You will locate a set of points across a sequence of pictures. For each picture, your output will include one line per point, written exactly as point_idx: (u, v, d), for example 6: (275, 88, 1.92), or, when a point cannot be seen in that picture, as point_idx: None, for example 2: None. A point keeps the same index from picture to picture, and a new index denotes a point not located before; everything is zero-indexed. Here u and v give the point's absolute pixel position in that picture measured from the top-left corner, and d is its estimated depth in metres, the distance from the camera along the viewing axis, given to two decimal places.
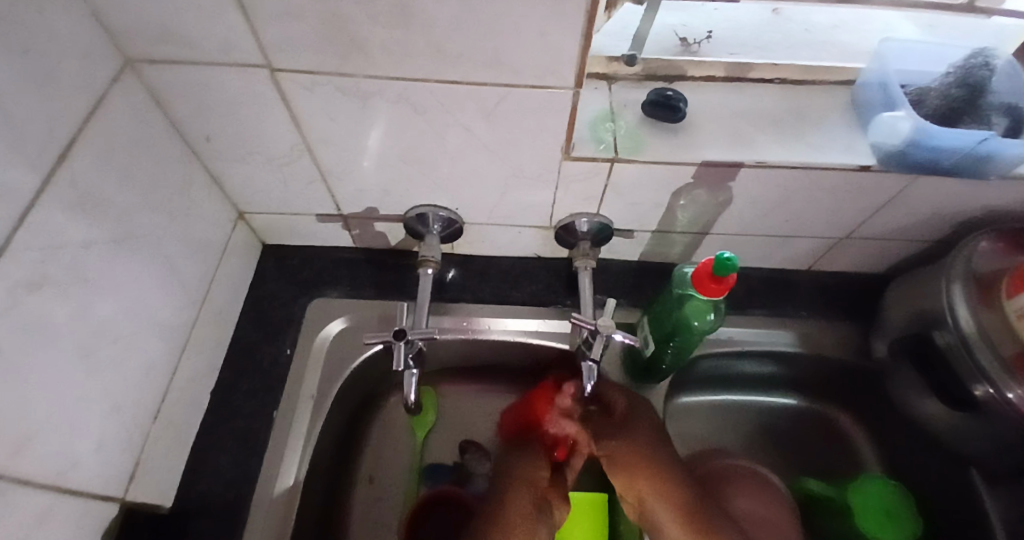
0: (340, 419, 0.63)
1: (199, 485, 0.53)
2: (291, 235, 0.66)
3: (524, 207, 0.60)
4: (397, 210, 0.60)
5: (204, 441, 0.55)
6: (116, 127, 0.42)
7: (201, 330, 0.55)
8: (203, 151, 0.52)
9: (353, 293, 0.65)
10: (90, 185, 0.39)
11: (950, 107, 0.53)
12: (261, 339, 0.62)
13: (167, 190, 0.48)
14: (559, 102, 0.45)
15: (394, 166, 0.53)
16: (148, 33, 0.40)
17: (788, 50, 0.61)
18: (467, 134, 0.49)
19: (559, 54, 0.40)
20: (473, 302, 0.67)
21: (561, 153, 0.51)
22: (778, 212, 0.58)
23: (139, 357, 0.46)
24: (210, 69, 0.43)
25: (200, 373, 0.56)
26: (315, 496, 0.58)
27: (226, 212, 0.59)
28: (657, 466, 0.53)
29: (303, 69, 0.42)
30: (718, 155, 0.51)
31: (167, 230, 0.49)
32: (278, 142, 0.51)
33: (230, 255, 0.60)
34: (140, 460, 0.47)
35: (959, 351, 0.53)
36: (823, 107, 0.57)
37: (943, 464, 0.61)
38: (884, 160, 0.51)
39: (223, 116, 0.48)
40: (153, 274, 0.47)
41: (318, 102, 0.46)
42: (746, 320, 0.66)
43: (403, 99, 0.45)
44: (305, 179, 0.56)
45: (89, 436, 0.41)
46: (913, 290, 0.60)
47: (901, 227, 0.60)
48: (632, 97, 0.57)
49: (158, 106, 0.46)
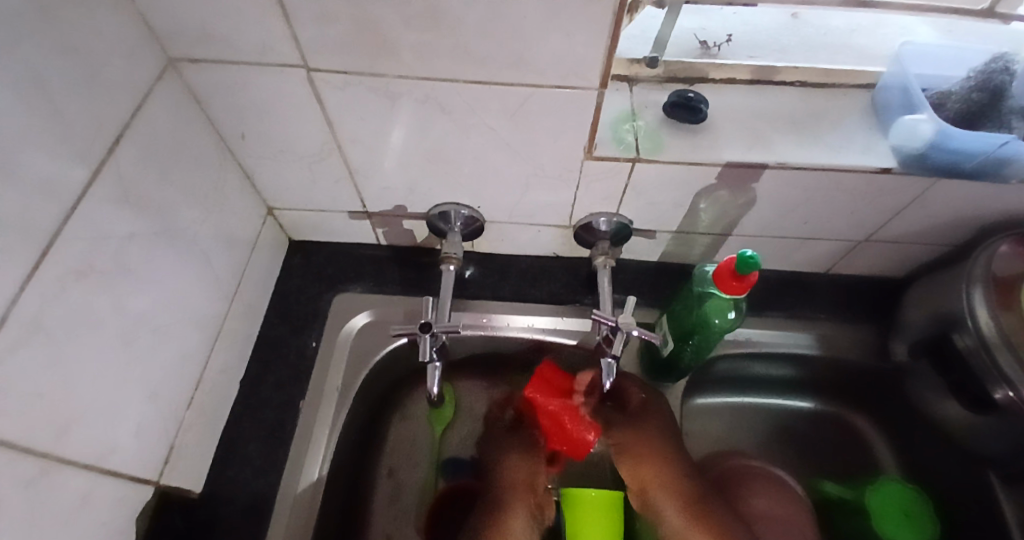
0: (362, 411, 0.64)
1: (227, 473, 0.55)
2: (316, 232, 0.68)
3: (545, 206, 0.61)
4: (420, 208, 0.62)
5: (233, 429, 0.57)
6: (158, 124, 0.44)
7: (231, 322, 0.57)
8: (237, 148, 0.54)
9: (376, 289, 0.67)
10: (133, 179, 0.41)
11: (970, 110, 0.53)
12: (287, 332, 0.63)
13: (203, 185, 0.50)
14: (583, 102, 0.46)
15: (420, 164, 0.55)
16: (191, 34, 0.42)
17: (808, 53, 0.62)
18: (493, 133, 0.50)
19: (584, 56, 0.41)
20: (492, 300, 0.68)
21: (584, 153, 0.52)
22: (797, 214, 0.59)
23: (174, 346, 0.48)
24: (247, 69, 0.45)
25: (230, 364, 0.57)
26: (338, 486, 0.59)
27: (256, 208, 0.60)
28: (658, 453, 0.58)
29: (337, 69, 0.44)
30: (738, 156, 0.52)
31: (203, 224, 0.51)
32: (308, 140, 0.52)
33: (259, 250, 0.62)
34: (173, 445, 0.49)
35: (980, 353, 0.53)
36: (843, 109, 0.57)
37: (962, 467, 0.61)
38: (906, 162, 0.52)
39: (257, 115, 0.50)
40: (188, 266, 0.49)
41: (349, 102, 0.47)
42: (763, 321, 0.67)
43: (431, 99, 0.46)
44: (333, 177, 0.57)
45: (128, 419, 0.43)
46: (933, 293, 0.60)
47: (921, 229, 0.60)
48: (653, 99, 0.58)
49: (196, 105, 0.48)
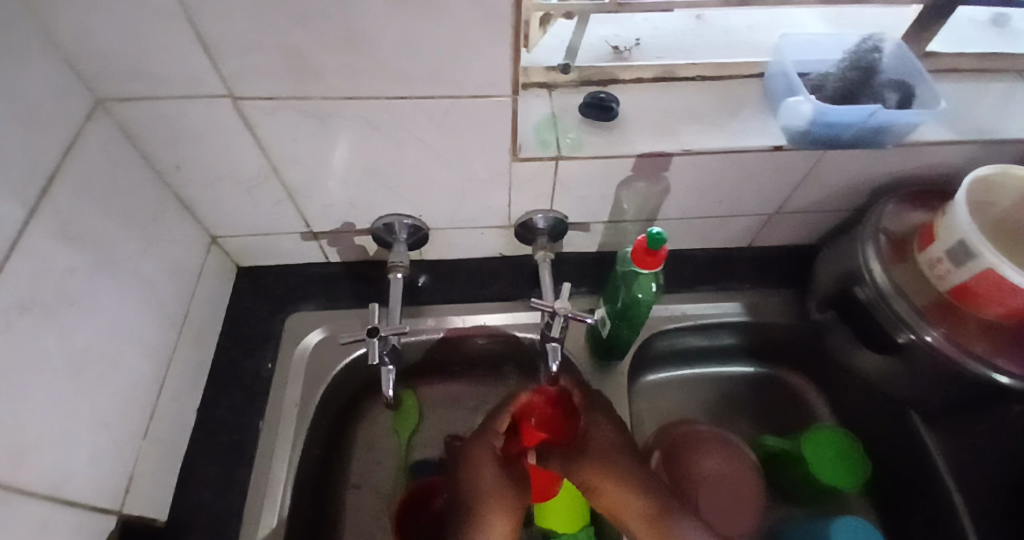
0: (324, 425, 0.65)
1: (191, 499, 0.55)
2: (263, 255, 0.69)
3: (482, 210, 0.65)
4: (364, 222, 0.65)
5: (195, 455, 0.58)
6: (91, 160, 0.45)
7: (182, 351, 0.58)
8: (173, 180, 0.55)
9: (328, 305, 0.69)
10: (71, 216, 0.42)
11: (846, 89, 0.59)
12: (242, 356, 0.64)
13: (141, 217, 0.52)
14: (500, 108, 0.50)
15: (356, 180, 0.57)
16: (119, 73, 0.44)
17: (710, 51, 0.68)
18: (422, 144, 0.53)
19: (495, 67, 0.45)
20: (444, 304, 0.72)
21: (510, 155, 0.56)
22: (711, 195, 0.64)
23: (124, 376, 0.49)
24: (176, 103, 0.47)
25: (184, 391, 0.58)
26: (305, 500, 0.60)
27: (198, 238, 0.62)
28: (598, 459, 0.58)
29: (264, 96, 0.46)
30: (650, 147, 0.57)
31: (145, 255, 0.52)
32: (244, 167, 0.54)
33: (207, 278, 0.63)
34: (133, 473, 0.50)
35: (880, 302, 0.59)
36: (740, 98, 0.63)
37: (887, 410, 0.67)
38: (793, 140, 0.58)
39: (190, 146, 0.52)
40: (134, 297, 0.50)
41: (281, 126, 0.50)
42: (696, 295, 0.73)
43: (357, 117, 0.49)
44: (273, 200, 0.59)
45: (83, 451, 0.44)
46: (838, 253, 0.66)
47: (821, 199, 0.67)
48: (571, 102, 0.62)
49: (128, 140, 0.50)
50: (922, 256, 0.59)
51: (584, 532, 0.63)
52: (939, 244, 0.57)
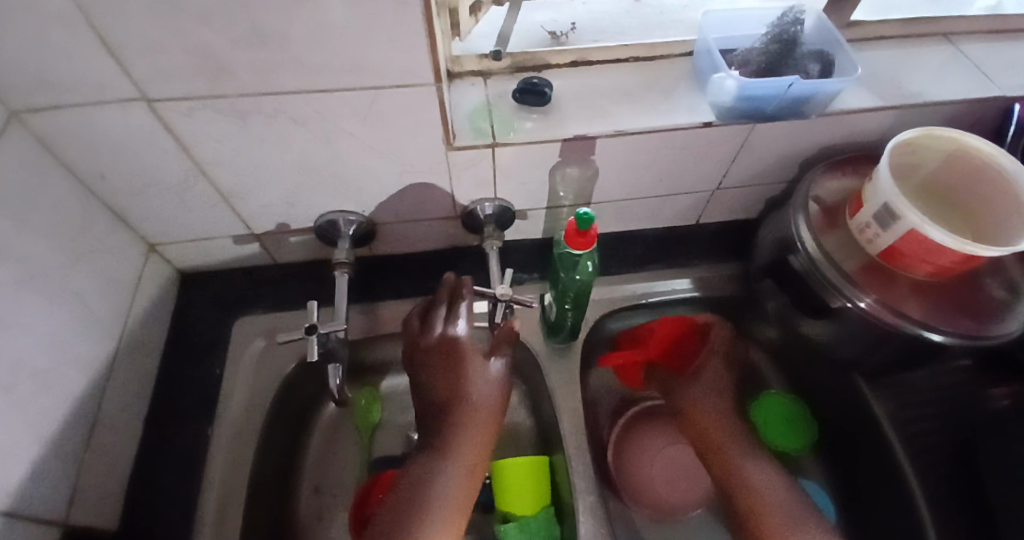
0: (282, 427, 0.65)
1: (144, 509, 0.55)
2: (207, 261, 0.68)
3: (425, 201, 0.65)
4: (306, 221, 0.64)
5: (144, 466, 0.57)
6: (6, 173, 0.44)
7: (124, 362, 0.57)
8: (99, 189, 0.54)
9: (277, 307, 0.68)
10: None
11: (769, 63, 0.60)
12: (189, 363, 0.64)
13: (66, 228, 0.50)
14: (425, 97, 0.50)
15: (290, 178, 0.57)
16: (24, 82, 0.42)
17: (643, 32, 0.69)
18: (352, 138, 0.53)
19: (413, 55, 0.45)
20: (396, 300, 0.71)
21: (444, 145, 0.56)
22: (651, 174, 0.65)
23: (60, 389, 0.48)
24: (89, 109, 0.46)
25: (129, 403, 0.57)
26: (264, 502, 0.60)
27: (134, 246, 0.61)
28: None
29: (179, 96, 0.46)
30: (582, 129, 0.58)
31: (74, 267, 0.51)
32: (173, 171, 0.54)
33: (147, 287, 0.62)
34: (77, 487, 0.49)
35: (813, 270, 0.61)
36: (672, 77, 0.64)
37: (833, 373, 0.69)
38: (722, 115, 0.59)
39: (112, 153, 0.51)
40: (65, 309, 0.49)
41: (203, 127, 0.49)
42: (645, 274, 0.74)
43: (280, 113, 0.49)
44: (208, 203, 0.59)
45: (18, 467, 0.43)
46: (775, 224, 0.68)
47: (758, 172, 0.68)
48: (505, 88, 0.62)
49: (46, 150, 0.49)
50: (852, 223, 0.61)
51: (545, 512, 0.64)
52: (866, 210, 0.58)
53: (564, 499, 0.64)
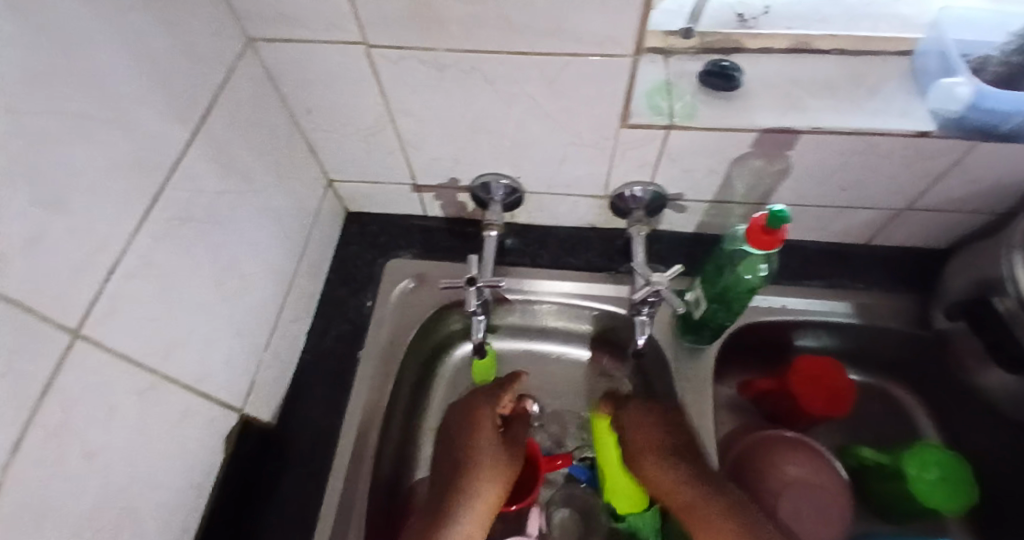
0: (412, 367, 0.69)
1: (297, 414, 0.61)
2: (370, 203, 0.74)
3: (582, 176, 0.64)
4: (466, 179, 0.67)
5: (300, 376, 0.64)
6: (241, 96, 0.50)
7: (298, 280, 0.64)
8: (304, 123, 0.60)
9: (424, 255, 0.72)
10: (222, 145, 0.48)
11: (1010, 74, 0.53)
12: (346, 293, 0.70)
13: (275, 153, 0.56)
14: (618, 68, 0.49)
15: (464, 135, 0.59)
16: (270, 16, 0.48)
17: (847, 21, 0.61)
18: (533, 102, 0.54)
19: (621, 24, 0.44)
20: (531, 267, 0.73)
21: (619, 121, 0.55)
22: (834, 181, 0.60)
23: (254, 294, 0.54)
24: (317, 47, 0.50)
25: (297, 317, 0.64)
26: (391, 433, 0.65)
27: (318, 179, 0.67)
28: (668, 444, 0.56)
29: (393, 44, 0.49)
30: (773, 121, 0.54)
31: (275, 189, 0.57)
32: (367, 114, 0.58)
33: (322, 218, 0.69)
34: (253, 382, 0.56)
35: (1020, 316, 0.51)
36: (883, 76, 0.58)
37: (1007, 434, 0.59)
38: (944, 126, 0.52)
39: (322, 91, 0.56)
40: (266, 226, 0.56)
41: (405, 75, 0.52)
42: (800, 290, 0.69)
43: (476, 71, 0.51)
44: (387, 149, 0.63)
45: (217, 353, 0.50)
46: (977, 260, 0.59)
47: (965, 196, 0.60)
48: (688, 69, 0.59)
49: (272, 82, 0.54)
50: None
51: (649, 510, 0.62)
52: None
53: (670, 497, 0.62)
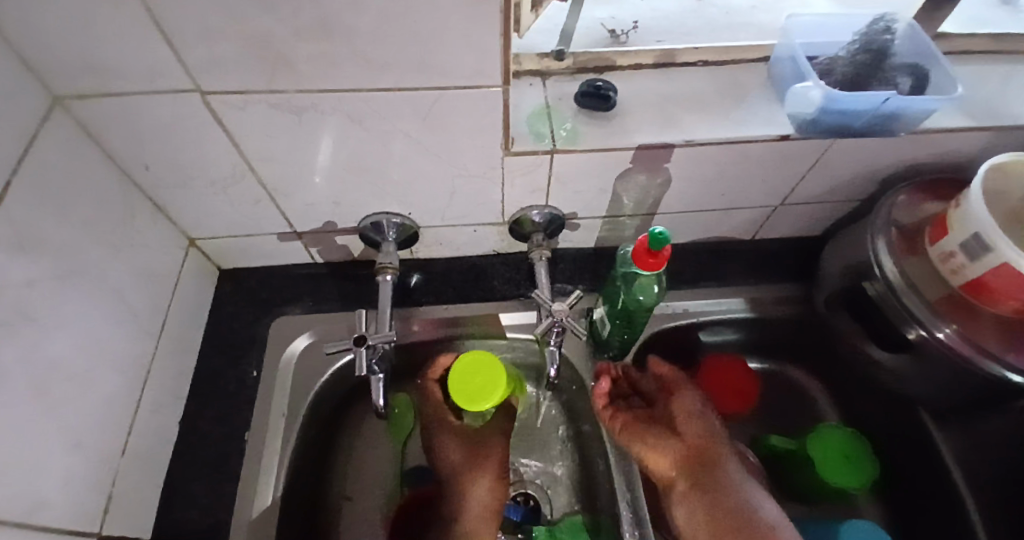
0: (316, 433, 0.63)
1: (176, 514, 0.53)
2: (245, 257, 0.66)
3: (475, 206, 0.61)
4: (351, 221, 0.61)
5: (175, 469, 0.55)
6: (46, 164, 0.42)
7: (161, 360, 0.55)
8: (144, 181, 0.52)
9: (315, 308, 0.66)
10: (28, 224, 0.40)
11: (856, 74, 0.56)
12: (225, 361, 0.62)
13: (108, 222, 0.48)
14: (490, 99, 0.46)
15: (339, 178, 0.54)
16: (70, 66, 0.40)
17: (709, 33, 0.63)
18: (408, 139, 0.50)
19: (482, 54, 0.42)
20: (435, 304, 0.69)
21: (502, 149, 0.53)
22: (714, 187, 0.62)
23: (95, 391, 0.46)
24: (140, 98, 0.43)
25: (164, 403, 0.55)
26: (295, 514, 0.58)
27: (174, 240, 0.59)
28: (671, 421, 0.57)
29: (233, 89, 0.43)
30: (650, 138, 0.54)
31: (114, 263, 0.49)
32: (219, 164, 0.51)
33: (185, 282, 0.60)
34: (111, 494, 0.47)
35: (889, 298, 0.57)
36: (745, 84, 0.60)
37: (894, 408, 0.65)
38: (801, 128, 0.55)
39: (158, 144, 0.48)
40: (103, 309, 0.47)
41: (253, 120, 0.46)
42: (700, 293, 0.70)
43: (337, 111, 0.46)
44: (252, 199, 0.56)
45: (53, 473, 0.41)
46: (847, 248, 0.64)
47: (828, 190, 0.64)
48: (566, 90, 0.58)
49: (90, 139, 0.46)
50: (933, 251, 0.57)
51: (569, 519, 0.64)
52: (953, 237, 0.54)
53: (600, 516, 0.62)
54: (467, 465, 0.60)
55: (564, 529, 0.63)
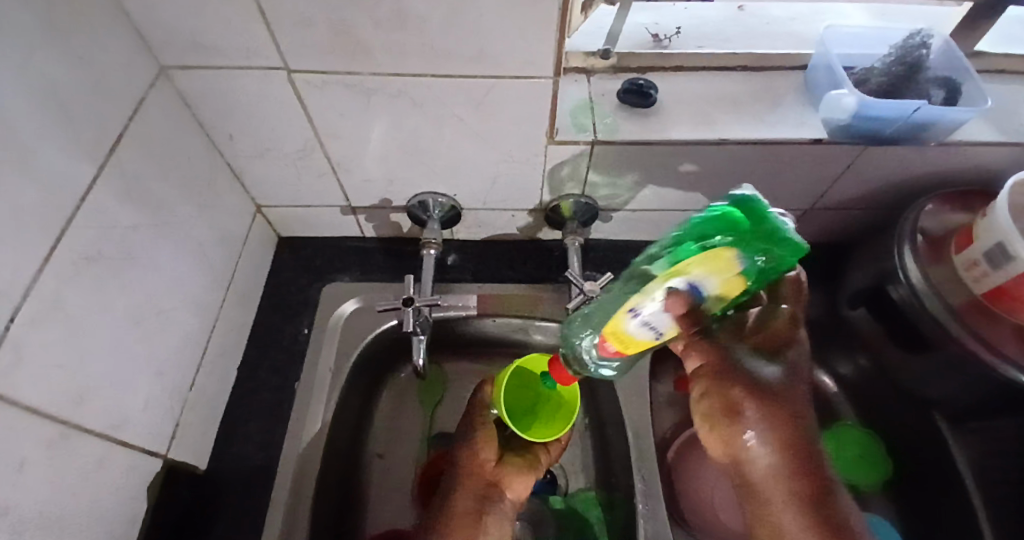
0: (356, 392, 0.68)
1: (232, 451, 0.59)
2: (302, 227, 0.72)
3: (516, 191, 0.66)
4: (401, 199, 0.67)
5: (233, 411, 0.61)
6: (152, 126, 0.48)
7: (227, 312, 0.61)
8: (225, 149, 0.58)
9: (362, 277, 0.71)
10: (134, 175, 0.46)
11: (890, 85, 0.59)
12: (280, 320, 0.68)
13: (194, 182, 0.54)
14: (541, 90, 0.51)
15: (396, 157, 0.59)
16: (182, 43, 0.46)
17: (749, 42, 0.66)
18: (461, 123, 0.55)
19: (538, 47, 0.46)
20: (471, 282, 0.73)
21: (546, 138, 0.57)
22: (745, 187, 0.65)
23: (175, 330, 0.52)
24: (234, 73, 0.49)
25: (227, 350, 0.61)
26: (336, 463, 0.63)
27: (244, 206, 0.65)
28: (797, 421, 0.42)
29: (315, 69, 0.48)
30: (687, 135, 0.58)
31: (197, 220, 0.55)
32: (292, 138, 0.57)
33: (250, 245, 0.66)
34: (180, 423, 0.53)
35: (912, 301, 0.59)
36: (781, 90, 0.63)
37: (912, 412, 0.66)
38: (833, 134, 0.58)
39: (242, 116, 0.54)
40: (185, 259, 0.53)
41: (328, 99, 0.52)
42: None
43: (403, 94, 0.51)
44: (317, 172, 0.62)
45: (138, 395, 0.47)
46: (874, 253, 0.65)
47: (857, 196, 0.67)
48: (608, 88, 0.63)
49: (186, 108, 0.53)
50: (957, 258, 0.58)
51: (585, 493, 0.68)
52: (976, 246, 0.56)
53: (615, 492, 0.65)
54: (479, 414, 0.58)
55: (577, 500, 0.67)
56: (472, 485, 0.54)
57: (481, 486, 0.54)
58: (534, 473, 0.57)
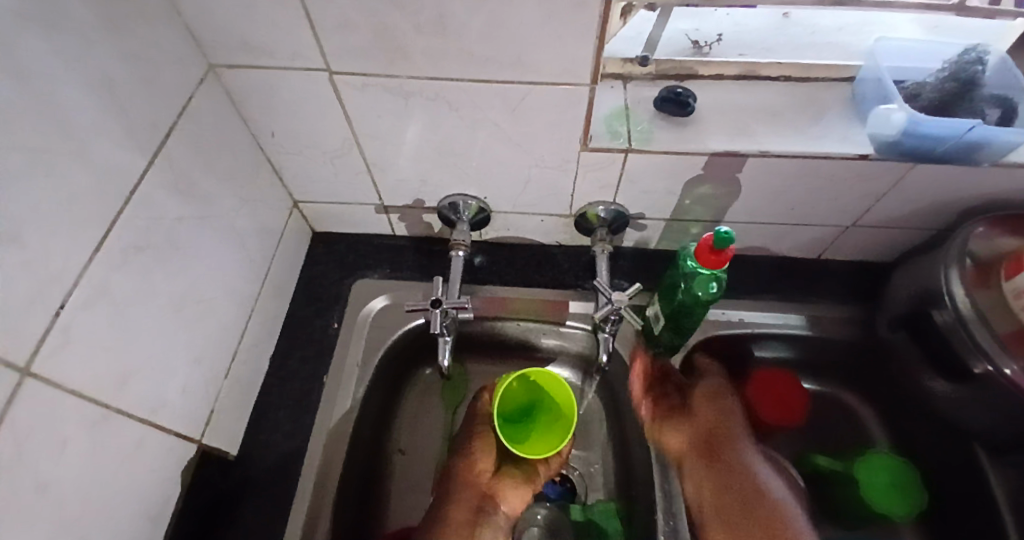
0: (382, 387, 0.69)
1: (261, 438, 0.61)
2: (336, 223, 0.74)
3: (547, 196, 0.66)
4: (433, 199, 0.67)
5: (263, 399, 0.63)
6: (200, 122, 0.50)
7: (262, 303, 0.63)
8: (268, 146, 0.60)
9: (392, 274, 0.73)
10: (182, 169, 0.48)
11: (943, 101, 0.56)
12: (312, 313, 0.70)
13: (237, 176, 0.56)
14: (577, 97, 0.51)
15: (430, 158, 0.60)
16: (232, 45, 0.48)
17: (794, 50, 0.64)
18: (496, 128, 0.55)
19: (577, 55, 0.46)
20: (498, 285, 0.73)
21: (580, 145, 0.57)
22: (782, 201, 0.63)
23: (213, 319, 0.54)
24: (278, 74, 0.51)
25: (260, 341, 0.63)
26: (359, 454, 0.64)
27: (282, 202, 0.67)
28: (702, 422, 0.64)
29: (357, 72, 0.49)
30: (725, 146, 0.56)
31: (238, 213, 0.57)
32: (331, 137, 0.58)
33: (287, 239, 0.68)
34: (214, 409, 0.55)
35: (957, 329, 0.56)
36: (825, 103, 0.61)
37: (950, 441, 0.64)
38: (881, 149, 0.56)
39: (284, 115, 0.56)
40: (226, 250, 0.55)
41: (367, 101, 0.53)
42: (757, 305, 0.70)
43: (439, 98, 0.52)
44: (353, 170, 0.63)
45: (177, 380, 0.49)
46: (919, 273, 0.63)
47: (903, 214, 0.64)
48: (645, 95, 0.62)
49: (233, 106, 0.54)
50: (1006, 285, 0.55)
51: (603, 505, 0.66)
52: None
53: (635, 504, 0.64)
54: (479, 427, 0.61)
55: (596, 511, 0.66)
56: (464, 495, 0.57)
57: (474, 497, 0.57)
58: (530, 487, 0.58)
